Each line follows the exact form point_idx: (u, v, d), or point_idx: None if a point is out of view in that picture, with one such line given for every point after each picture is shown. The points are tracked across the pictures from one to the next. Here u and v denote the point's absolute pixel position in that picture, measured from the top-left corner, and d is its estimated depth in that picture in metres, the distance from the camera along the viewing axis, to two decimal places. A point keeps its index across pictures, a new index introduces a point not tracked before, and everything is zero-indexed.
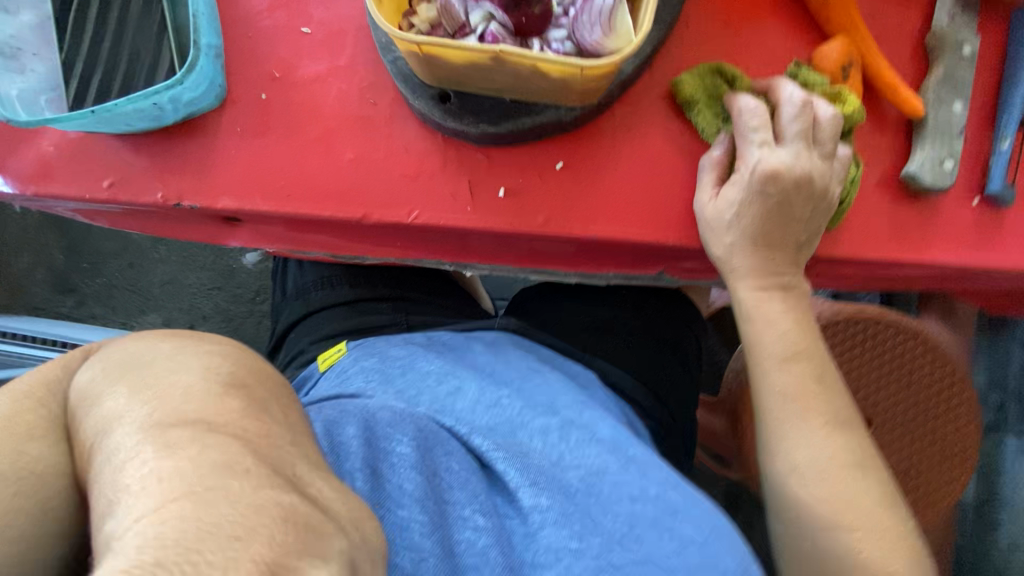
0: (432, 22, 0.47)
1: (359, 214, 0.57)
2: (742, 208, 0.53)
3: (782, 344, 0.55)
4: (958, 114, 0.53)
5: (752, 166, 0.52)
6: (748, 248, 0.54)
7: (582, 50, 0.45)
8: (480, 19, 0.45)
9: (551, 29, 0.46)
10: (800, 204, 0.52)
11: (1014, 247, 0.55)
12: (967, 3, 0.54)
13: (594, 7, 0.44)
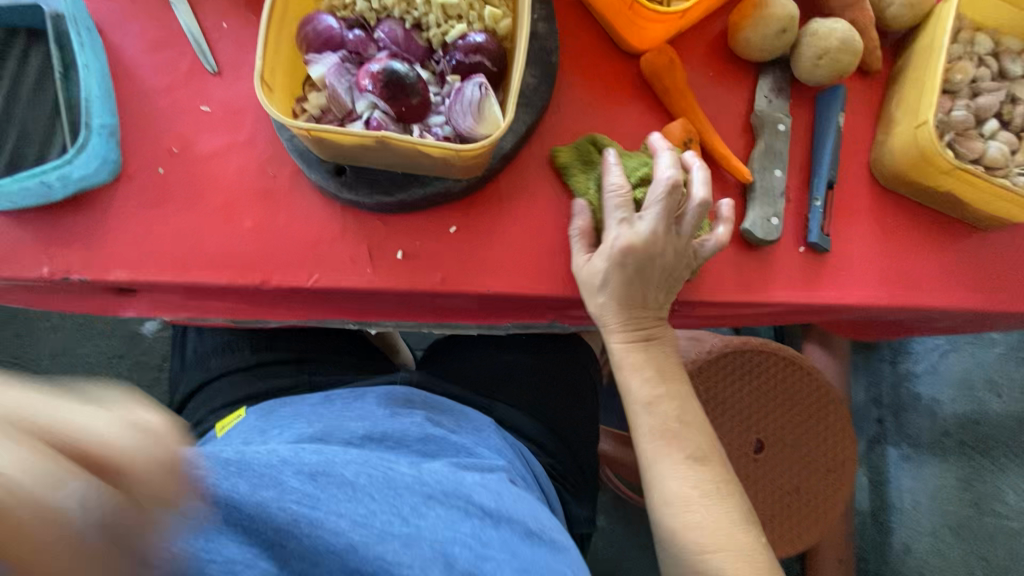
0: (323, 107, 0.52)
1: (258, 280, 0.58)
2: (614, 272, 0.60)
3: (652, 389, 0.63)
4: (780, 179, 0.65)
5: (618, 237, 0.60)
6: (619, 303, 0.62)
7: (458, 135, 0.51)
8: (365, 108, 0.50)
9: (431, 116, 0.52)
10: (660, 262, 0.61)
11: (840, 286, 0.65)
12: (781, 88, 0.67)
13: (464, 99, 0.50)
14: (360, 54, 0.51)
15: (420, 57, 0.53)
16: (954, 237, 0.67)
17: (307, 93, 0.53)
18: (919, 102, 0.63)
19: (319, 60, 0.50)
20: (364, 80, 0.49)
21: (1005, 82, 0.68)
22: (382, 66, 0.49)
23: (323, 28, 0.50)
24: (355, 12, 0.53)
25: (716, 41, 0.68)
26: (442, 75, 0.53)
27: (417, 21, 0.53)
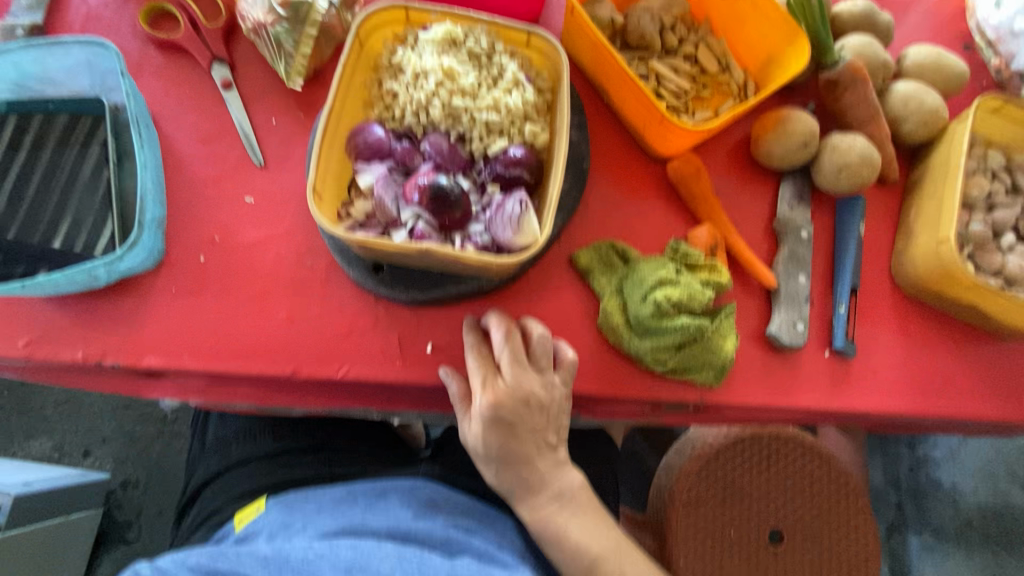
0: (367, 214, 0.55)
1: (289, 370, 0.59)
2: (490, 431, 0.60)
3: (547, 528, 0.64)
4: (804, 284, 0.66)
5: (485, 401, 0.58)
6: (519, 459, 0.62)
7: (497, 244, 0.54)
8: (410, 217, 0.53)
9: (471, 224, 0.54)
10: (529, 423, 0.61)
11: (868, 392, 0.65)
12: (803, 195, 0.69)
13: (505, 213, 0.53)
14: (405, 165, 0.55)
15: (462, 167, 0.56)
16: (980, 344, 0.68)
17: (353, 198, 0.56)
18: (938, 217, 0.65)
19: (369, 171, 0.54)
20: (411, 192, 0.53)
21: (1020, 197, 0.71)
22: (429, 181, 0.53)
23: (372, 140, 0.54)
24: (403, 125, 0.57)
25: (739, 148, 0.71)
26: (482, 184, 0.56)
27: (460, 134, 0.57)
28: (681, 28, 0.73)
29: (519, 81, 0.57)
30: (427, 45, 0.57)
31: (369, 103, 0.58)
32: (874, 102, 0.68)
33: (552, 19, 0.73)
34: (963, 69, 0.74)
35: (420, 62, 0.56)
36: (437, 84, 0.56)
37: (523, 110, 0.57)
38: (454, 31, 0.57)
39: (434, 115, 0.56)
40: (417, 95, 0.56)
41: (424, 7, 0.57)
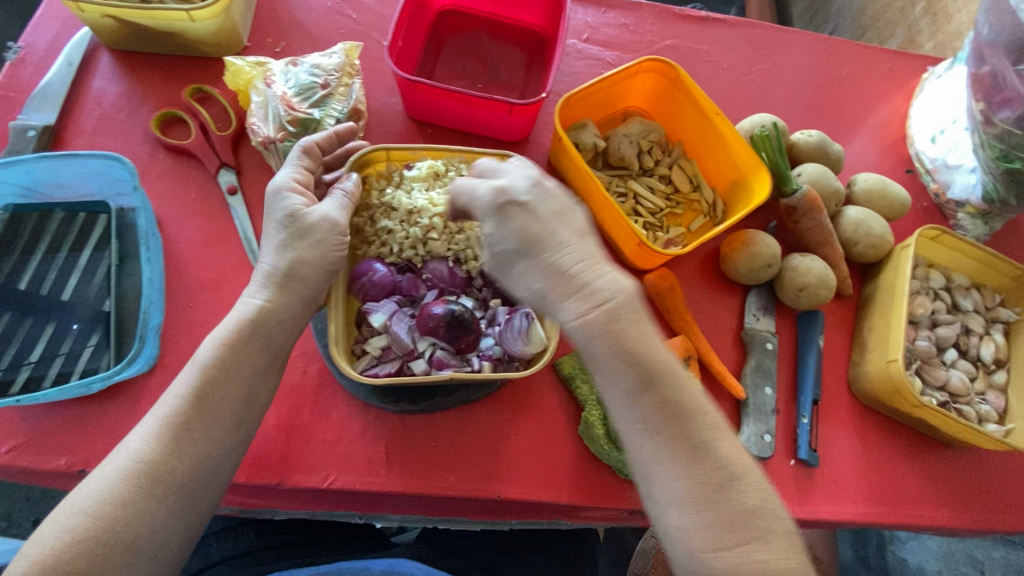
0: (383, 345, 0.59)
1: (275, 479, 0.60)
2: (528, 256, 0.47)
3: (629, 323, 0.46)
4: (769, 396, 0.70)
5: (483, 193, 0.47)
6: (598, 316, 0.46)
7: (511, 353, 0.59)
8: (426, 346, 0.58)
9: (481, 339, 0.60)
10: (559, 242, 0.47)
11: (831, 501, 0.69)
12: (769, 306, 0.76)
13: (514, 326, 0.58)
14: (413, 296, 0.61)
15: (462, 286, 0.62)
16: (931, 454, 0.73)
17: (366, 335, 0.59)
18: (888, 335, 0.72)
19: (380, 310, 0.58)
20: (425, 322, 0.57)
21: (960, 315, 0.78)
22: (441, 309, 0.57)
23: (376, 279, 0.59)
24: (402, 258, 0.61)
25: (709, 261, 0.78)
26: (484, 300, 0.62)
27: (456, 256, 0.62)
28: (655, 152, 0.80)
29: None
30: (415, 183, 0.63)
31: (364, 240, 0.63)
32: (828, 227, 0.75)
33: (540, 139, 0.81)
34: (906, 197, 0.82)
35: (410, 201, 0.61)
36: (431, 219, 0.60)
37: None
38: (437, 167, 0.63)
39: (432, 246, 0.61)
40: (412, 230, 0.61)
41: (405, 148, 0.63)
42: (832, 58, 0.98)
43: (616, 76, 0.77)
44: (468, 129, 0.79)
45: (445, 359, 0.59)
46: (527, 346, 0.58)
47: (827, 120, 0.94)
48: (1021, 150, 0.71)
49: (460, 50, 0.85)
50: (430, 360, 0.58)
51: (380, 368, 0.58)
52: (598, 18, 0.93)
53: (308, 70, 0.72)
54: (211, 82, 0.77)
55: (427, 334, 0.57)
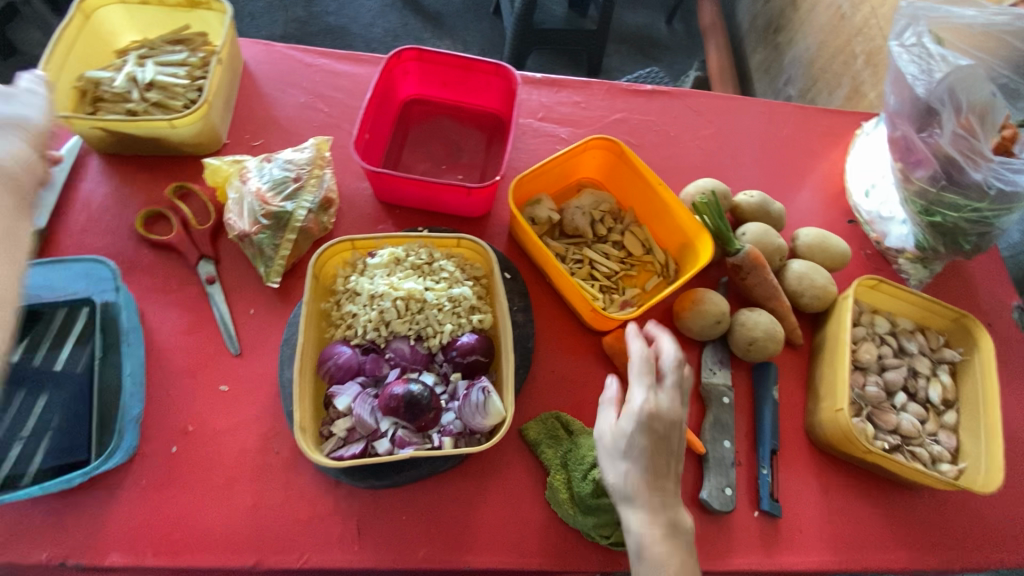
0: (348, 426, 0.64)
1: (251, 560, 0.62)
2: (630, 465, 0.60)
3: (676, 552, 0.59)
4: (728, 451, 0.73)
5: (640, 400, 0.61)
6: (652, 542, 0.58)
7: (470, 427, 0.63)
8: (389, 425, 0.63)
9: (444, 414, 0.65)
10: (660, 459, 0.61)
11: (797, 551, 0.70)
12: (725, 361, 0.79)
13: (472, 400, 0.62)
14: (377, 376, 0.67)
15: (424, 362, 0.68)
16: (891, 498, 0.75)
17: (332, 416, 0.65)
18: (836, 383, 0.75)
19: (344, 393, 0.64)
20: (387, 401, 0.62)
21: (907, 358, 0.82)
22: (401, 389, 0.62)
23: (341, 362, 0.64)
24: (366, 339, 0.68)
25: (665, 320, 0.82)
26: (445, 374, 0.68)
27: (418, 334, 0.69)
28: (608, 221, 0.87)
29: (458, 279, 0.71)
30: (377, 270, 0.70)
31: (333, 323, 0.70)
32: (772, 282, 0.80)
33: (501, 214, 0.87)
34: (847, 248, 0.88)
35: (373, 286, 0.68)
36: (391, 302, 0.67)
37: (467, 305, 0.69)
38: (397, 254, 0.70)
39: (394, 326, 0.68)
40: (373, 313, 0.67)
41: (368, 239, 0.70)
42: (772, 119, 1.06)
43: (566, 155, 0.84)
44: (432, 209, 0.85)
45: (407, 439, 0.64)
46: (486, 417, 0.62)
47: (772, 177, 1.01)
48: (940, 206, 0.77)
49: (425, 135, 0.93)
50: (392, 439, 0.63)
51: (345, 449, 0.63)
52: (552, 97, 1.01)
53: (281, 166, 0.78)
54: (193, 179, 0.84)
55: (388, 415, 0.62)
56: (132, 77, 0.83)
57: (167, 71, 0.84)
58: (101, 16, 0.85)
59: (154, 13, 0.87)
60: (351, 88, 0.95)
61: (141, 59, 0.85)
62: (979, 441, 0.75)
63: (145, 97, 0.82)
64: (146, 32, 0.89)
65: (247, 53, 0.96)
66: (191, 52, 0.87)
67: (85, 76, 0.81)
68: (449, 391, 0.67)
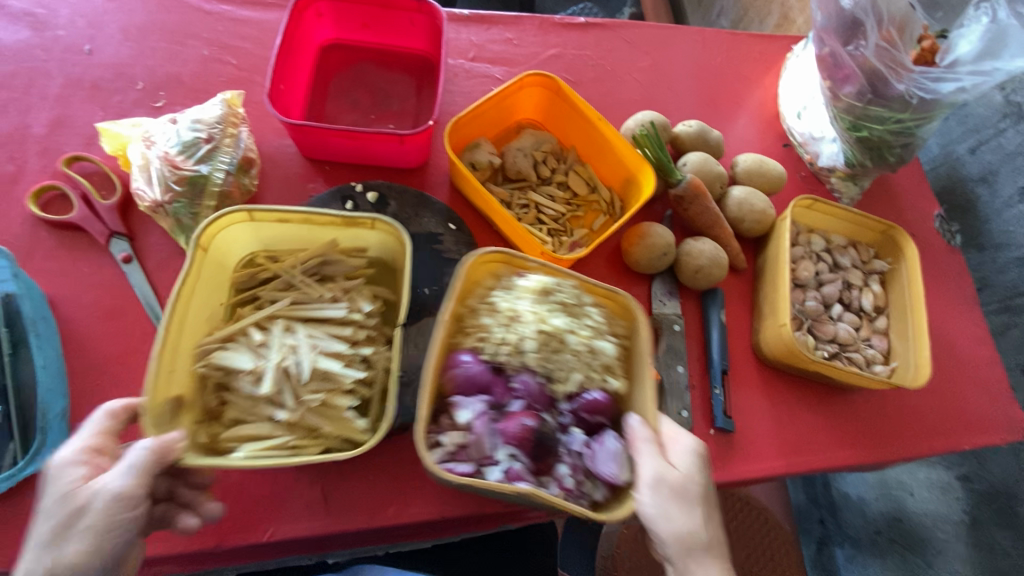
0: (456, 443, 0.58)
1: (213, 541, 0.60)
2: (703, 518, 0.56)
3: None
4: (682, 377, 0.76)
5: (688, 444, 0.60)
6: None
7: (586, 471, 0.59)
8: (505, 456, 0.58)
9: (559, 464, 0.59)
10: (707, 499, 0.58)
11: (750, 460, 0.75)
12: (674, 290, 0.81)
13: (606, 450, 0.59)
14: (500, 404, 0.60)
15: (547, 405, 0.61)
16: (831, 402, 0.80)
17: (443, 426, 0.59)
18: (778, 302, 0.78)
19: (468, 407, 0.59)
20: (513, 431, 0.57)
21: (841, 272, 0.86)
22: (525, 426, 0.58)
23: (470, 374, 0.59)
24: (497, 358, 0.62)
25: (614, 257, 0.83)
26: (565, 425, 0.61)
27: (547, 373, 0.62)
28: (551, 162, 0.85)
29: (601, 332, 0.64)
30: (524, 292, 0.63)
31: (463, 331, 0.63)
32: (714, 210, 0.82)
33: (439, 161, 0.82)
34: (783, 170, 0.90)
35: (516, 309, 0.62)
36: (529, 332, 0.61)
37: (604, 364, 0.63)
38: (549, 285, 0.63)
39: (528, 358, 0.61)
40: (510, 337, 0.61)
41: (523, 257, 0.64)
42: (706, 47, 1.05)
43: (502, 93, 0.80)
44: (364, 162, 0.80)
45: (515, 478, 0.57)
46: (614, 471, 0.58)
47: (710, 106, 1.00)
48: (866, 120, 0.79)
49: (349, 85, 0.86)
50: (505, 472, 0.57)
51: (453, 464, 0.57)
52: (483, 35, 0.96)
53: (189, 126, 0.71)
54: (96, 156, 0.76)
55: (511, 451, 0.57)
56: (284, 370, 0.62)
57: (328, 344, 0.65)
58: (224, 236, 0.63)
59: (298, 229, 0.66)
60: (260, 36, 0.86)
61: (291, 329, 0.66)
62: (907, 341, 0.80)
63: (299, 400, 0.62)
64: (273, 245, 0.68)
65: (134, 5, 0.86)
66: (335, 294, 0.68)
67: (214, 362, 0.62)
68: (567, 445, 0.60)
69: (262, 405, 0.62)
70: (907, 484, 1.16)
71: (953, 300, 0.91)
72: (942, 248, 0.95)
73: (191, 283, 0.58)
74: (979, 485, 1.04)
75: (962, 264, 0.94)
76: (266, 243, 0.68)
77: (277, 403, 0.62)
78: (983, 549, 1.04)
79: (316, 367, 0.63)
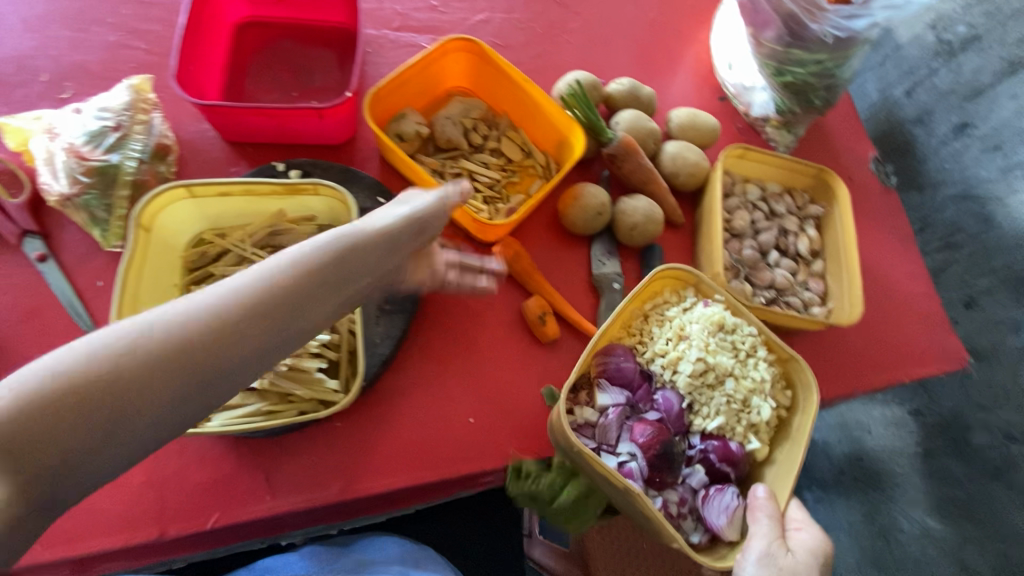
0: (585, 420, 0.67)
1: (154, 532, 0.59)
2: None
3: None
4: None
5: (813, 537, 0.65)
6: None
7: (693, 505, 0.67)
8: (626, 452, 0.66)
9: (673, 487, 0.67)
10: None
11: None
12: (614, 249, 0.82)
13: (724, 504, 0.65)
14: (639, 407, 0.69)
15: (681, 429, 0.69)
16: None
17: (583, 402, 0.68)
18: (713, 252, 0.79)
19: (613, 396, 0.68)
20: (648, 441, 0.65)
21: (777, 219, 0.87)
22: (663, 446, 0.66)
23: (622, 369, 0.68)
24: (650, 367, 0.71)
25: (554, 221, 0.83)
26: (692, 457, 0.69)
27: (690, 402, 0.70)
28: (481, 128, 0.84)
29: (763, 390, 0.70)
30: (694, 322, 0.71)
31: (643, 340, 0.72)
32: (647, 167, 0.82)
33: (368, 136, 0.81)
34: (716, 123, 0.90)
35: (690, 332, 0.70)
36: (692, 359, 0.69)
37: (751, 420, 0.69)
38: (724, 322, 0.71)
39: (683, 381, 0.70)
40: (676, 355, 0.70)
41: (713, 288, 0.73)
42: (639, 3, 1.04)
43: (424, 60, 0.78)
44: (288, 142, 0.77)
45: (630, 476, 0.65)
46: (723, 526, 0.65)
47: (645, 64, 1.00)
48: (788, 64, 0.81)
49: (269, 64, 0.84)
50: (622, 466, 0.66)
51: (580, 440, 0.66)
52: (407, 4, 0.93)
53: (95, 115, 0.68)
54: (2, 154, 0.73)
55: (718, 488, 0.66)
56: None
57: None
58: (165, 216, 0.61)
59: (241, 202, 0.65)
60: (170, 18, 0.83)
61: None
62: (842, 281, 0.82)
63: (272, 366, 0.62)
64: (218, 220, 0.67)
65: None
66: None
67: None
68: (689, 481, 0.68)
69: None
70: (864, 423, 1.19)
71: (888, 239, 0.93)
72: (877, 190, 0.97)
73: (137, 267, 0.57)
74: (930, 417, 1.07)
75: (897, 203, 0.96)
76: (210, 220, 0.67)
77: None
78: (937, 479, 1.04)
79: None
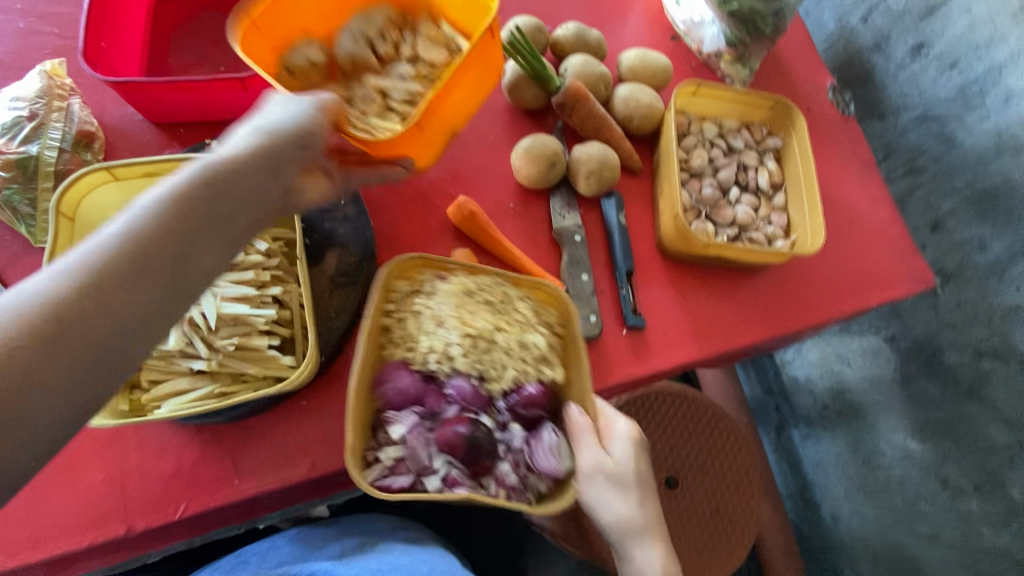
0: (394, 458, 0.58)
1: (122, 528, 0.58)
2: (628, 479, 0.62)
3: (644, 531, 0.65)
4: (586, 284, 0.75)
5: (624, 426, 0.64)
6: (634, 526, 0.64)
7: (528, 463, 0.59)
8: (442, 463, 0.58)
9: (498, 464, 0.59)
10: (633, 466, 0.63)
11: (664, 352, 0.76)
12: (572, 199, 0.80)
13: (542, 443, 0.59)
14: (433, 412, 0.60)
15: (484, 404, 0.61)
16: (740, 285, 0.81)
17: (380, 442, 0.59)
18: (670, 193, 0.78)
19: (400, 421, 0.59)
20: (449, 437, 0.58)
21: (735, 155, 0.86)
22: (464, 431, 0.58)
23: (401, 386, 0.59)
24: (428, 367, 0.62)
25: (508, 178, 0.81)
26: (504, 422, 0.61)
27: (480, 373, 0.62)
28: (390, 36, 0.71)
29: (536, 329, 0.64)
30: (447, 296, 0.64)
31: (399, 342, 0.62)
32: (599, 112, 0.79)
33: None
34: (668, 61, 0.87)
35: (439, 314, 0.63)
36: (455, 332, 0.62)
37: (537, 356, 0.63)
38: (468, 286, 0.64)
39: (458, 360, 0.62)
40: (438, 342, 0.62)
41: (444, 261, 0.65)
42: None
43: None
44: (221, 118, 0.74)
45: (458, 486, 0.57)
46: (553, 463, 0.59)
47: (593, 8, 0.96)
48: None
49: (193, 39, 0.79)
50: (444, 482, 0.57)
51: (392, 479, 0.56)
52: None
53: (8, 105, 0.64)
54: None
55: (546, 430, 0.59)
56: (190, 321, 0.61)
57: (228, 290, 0.62)
58: (87, 202, 0.59)
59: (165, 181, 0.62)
60: None
61: None
62: (803, 211, 0.81)
63: (217, 346, 0.60)
64: None
65: None
66: None
67: None
68: (507, 441, 0.61)
69: (174, 360, 0.60)
70: (845, 356, 1.20)
71: (850, 168, 0.92)
72: (837, 119, 0.95)
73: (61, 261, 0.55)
74: (903, 342, 1.06)
75: (857, 130, 0.95)
76: None
77: (192, 353, 0.61)
78: (915, 402, 1.04)
79: (221, 312, 0.61)
